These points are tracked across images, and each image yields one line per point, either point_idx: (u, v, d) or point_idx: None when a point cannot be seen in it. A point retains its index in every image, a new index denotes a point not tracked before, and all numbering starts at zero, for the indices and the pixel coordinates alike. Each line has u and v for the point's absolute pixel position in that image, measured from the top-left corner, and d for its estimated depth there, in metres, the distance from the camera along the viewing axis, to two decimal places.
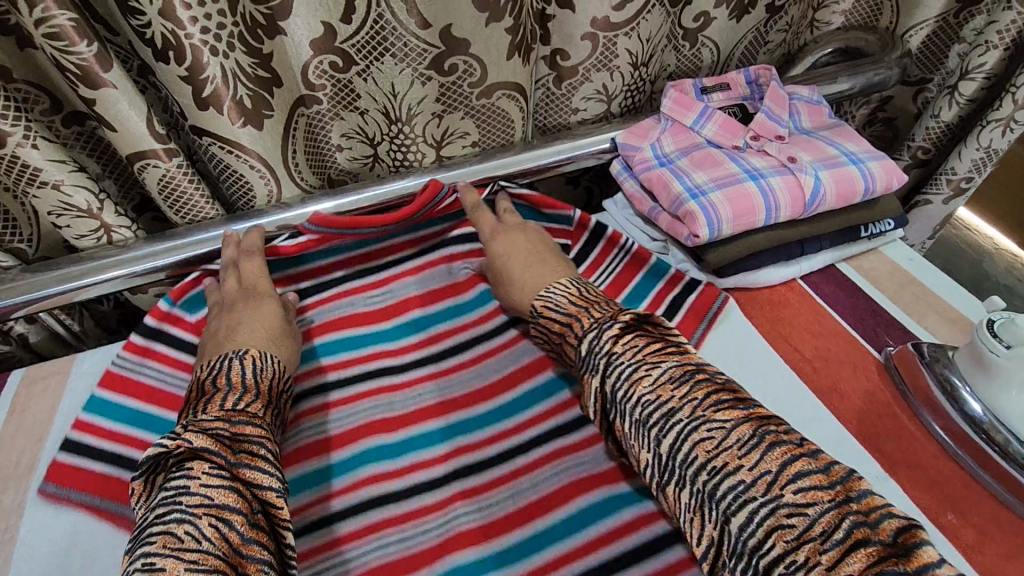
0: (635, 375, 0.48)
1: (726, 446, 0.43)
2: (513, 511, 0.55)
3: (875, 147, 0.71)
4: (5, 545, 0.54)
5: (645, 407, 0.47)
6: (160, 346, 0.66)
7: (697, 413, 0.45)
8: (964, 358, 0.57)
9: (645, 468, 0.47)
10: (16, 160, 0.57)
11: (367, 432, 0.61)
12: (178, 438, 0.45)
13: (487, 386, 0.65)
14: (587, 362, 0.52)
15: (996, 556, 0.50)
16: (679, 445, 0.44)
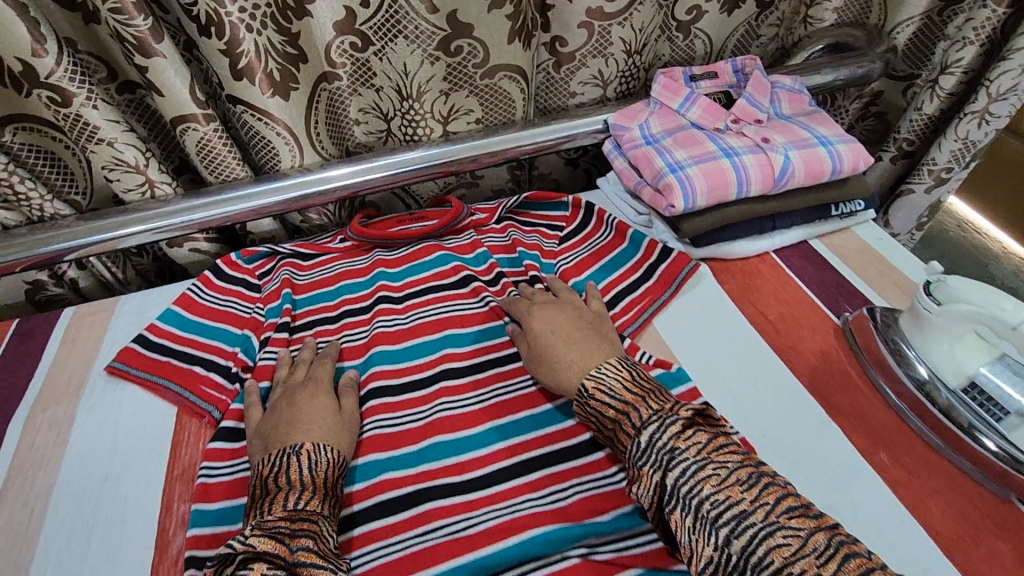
0: (701, 473, 0.46)
1: (803, 554, 0.40)
2: (494, 443, 0.62)
3: (845, 131, 0.76)
4: (58, 444, 0.64)
5: (714, 505, 0.44)
6: (196, 300, 0.78)
7: (770, 517, 0.43)
8: (908, 321, 0.63)
9: (703, 568, 0.43)
10: (80, 118, 0.66)
11: (371, 373, 0.69)
12: (247, 542, 0.46)
13: (476, 346, 0.71)
14: (650, 457, 0.49)
15: (920, 489, 0.55)
16: (753, 548, 0.41)
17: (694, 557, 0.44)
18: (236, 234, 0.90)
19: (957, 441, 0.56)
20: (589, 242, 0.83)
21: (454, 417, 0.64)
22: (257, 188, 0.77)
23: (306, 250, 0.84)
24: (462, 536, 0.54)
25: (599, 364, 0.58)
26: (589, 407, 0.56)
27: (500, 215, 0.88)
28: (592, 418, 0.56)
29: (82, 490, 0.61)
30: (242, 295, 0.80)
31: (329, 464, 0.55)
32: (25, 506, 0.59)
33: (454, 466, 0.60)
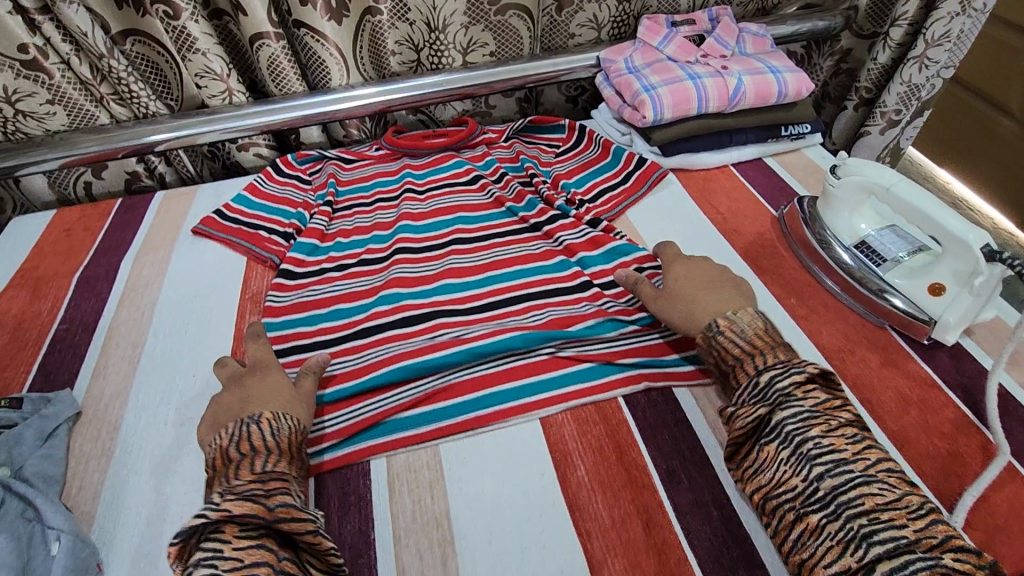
0: (812, 420, 0.51)
1: (894, 506, 0.45)
2: (492, 285, 0.78)
3: (793, 64, 0.93)
4: (159, 276, 0.84)
5: (815, 447, 0.49)
6: (259, 186, 0.95)
7: (869, 471, 0.47)
8: (824, 206, 0.78)
9: (782, 493, 0.50)
10: (184, 30, 0.87)
11: (399, 239, 0.85)
12: (218, 508, 0.47)
13: (480, 225, 0.88)
14: (764, 394, 0.54)
15: (818, 320, 0.71)
16: (845, 489, 0.46)
17: (778, 483, 0.50)
18: (289, 145, 1.09)
19: (863, 298, 0.70)
20: (580, 156, 0.99)
21: (462, 269, 0.80)
22: (314, 99, 0.96)
23: (347, 156, 1.03)
24: (458, 338, 0.70)
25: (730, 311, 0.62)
26: (719, 339, 0.60)
27: (507, 135, 1.06)
28: (716, 350, 0.60)
29: (177, 305, 0.80)
30: (295, 187, 0.97)
31: (286, 432, 0.55)
32: (137, 311, 0.79)
33: (457, 299, 0.76)
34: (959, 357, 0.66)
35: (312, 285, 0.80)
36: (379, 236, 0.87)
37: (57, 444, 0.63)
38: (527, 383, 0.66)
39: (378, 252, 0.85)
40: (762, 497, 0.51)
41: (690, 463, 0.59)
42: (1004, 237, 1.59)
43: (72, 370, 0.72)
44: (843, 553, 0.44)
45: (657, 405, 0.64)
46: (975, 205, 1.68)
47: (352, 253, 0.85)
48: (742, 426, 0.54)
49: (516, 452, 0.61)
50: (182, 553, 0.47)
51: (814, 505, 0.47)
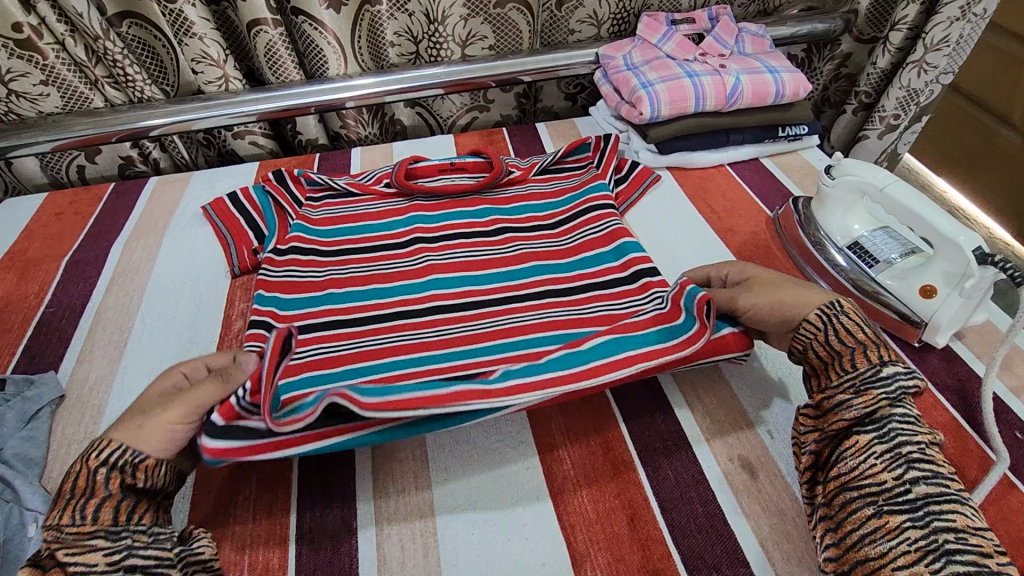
0: (922, 429, 0.50)
1: (981, 532, 0.44)
2: (513, 279, 0.74)
3: (792, 64, 0.93)
4: (149, 261, 0.83)
5: (919, 456, 0.48)
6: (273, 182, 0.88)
7: (960, 493, 0.47)
8: (820, 206, 0.77)
9: (862, 483, 0.48)
10: (181, 14, 0.86)
11: (413, 228, 0.82)
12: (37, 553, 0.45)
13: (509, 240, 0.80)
14: (885, 385, 0.51)
15: None
16: (937, 501, 0.45)
17: (860, 474, 0.48)
18: (285, 135, 1.09)
19: (856, 299, 0.71)
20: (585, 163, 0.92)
21: (476, 261, 0.77)
22: (311, 86, 0.95)
23: (354, 188, 0.88)
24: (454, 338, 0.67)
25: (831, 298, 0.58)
26: (838, 322, 0.55)
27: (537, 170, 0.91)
28: (829, 333, 0.55)
29: (166, 290, 0.79)
30: (285, 203, 0.85)
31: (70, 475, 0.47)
32: (126, 295, 0.78)
33: (470, 290, 0.73)
34: (949, 359, 0.66)
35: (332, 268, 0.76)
36: (386, 223, 0.83)
37: (39, 426, 0.62)
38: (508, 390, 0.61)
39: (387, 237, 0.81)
40: (837, 482, 0.49)
41: (677, 459, 0.59)
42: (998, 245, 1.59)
43: (58, 353, 0.71)
44: (918, 561, 0.43)
45: (645, 402, 0.64)
46: (972, 213, 1.68)
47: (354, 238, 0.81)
48: (847, 415, 0.51)
49: (502, 442, 0.61)
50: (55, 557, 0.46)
51: (901, 505, 0.45)
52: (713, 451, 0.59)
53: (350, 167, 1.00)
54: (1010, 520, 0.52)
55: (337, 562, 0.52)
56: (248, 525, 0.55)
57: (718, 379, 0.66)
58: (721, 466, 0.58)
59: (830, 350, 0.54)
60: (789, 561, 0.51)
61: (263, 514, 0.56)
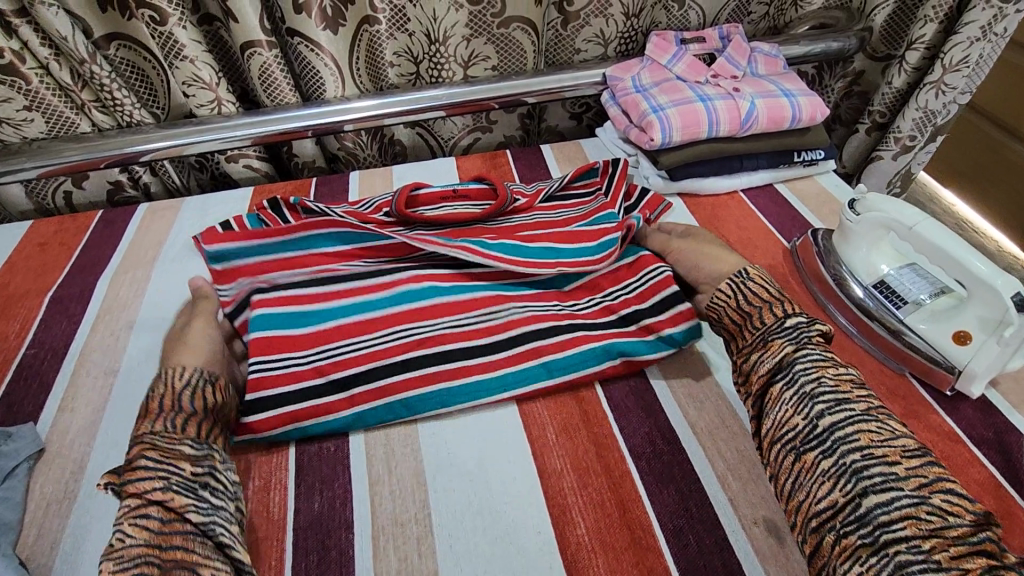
0: (824, 361, 0.52)
1: (889, 443, 0.46)
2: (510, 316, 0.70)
3: (807, 87, 0.90)
4: (137, 296, 0.79)
5: (822, 386, 0.50)
6: (269, 210, 0.85)
7: (869, 411, 0.48)
8: (842, 241, 0.73)
9: (784, 433, 0.49)
10: (171, 36, 0.82)
11: (412, 255, 0.77)
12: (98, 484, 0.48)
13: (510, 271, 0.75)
14: (789, 334, 0.55)
15: None
16: (844, 424, 0.47)
17: (781, 424, 0.50)
18: (281, 158, 1.05)
19: (879, 339, 0.67)
20: (594, 190, 0.88)
21: (483, 297, 0.72)
22: (307, 109, 0.91)
23: (353, 219, 0.84)
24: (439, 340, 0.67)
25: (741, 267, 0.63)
26: (745, 286, 0.60)
27: (544, 197, 0.87)
28: (738, 297, 0.60)
29: (153, 329, 0.75)
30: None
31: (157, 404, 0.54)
32: (111, 335, 0.74)
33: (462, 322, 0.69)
34: (985, 409, 0.62)
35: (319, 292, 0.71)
36: (389, 248, 0.78)
37: (15, 486, 0.59)
38: (461, 390, 0.64)
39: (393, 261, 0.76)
40: (767, 437, 0.51)
41: (698, 522, 0.55)
42: (1009, 261, 1.56)
43: (38, 402, 0.67)
44: (835, 489, 0.44)
45: (662, 456, 0.60)
46: (982, 228, 1.64)
47: (347, 252, 0.75)
48: (762, 371, 0.54)
49: (511, 504, 0.57)
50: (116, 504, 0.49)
51: (812, 442, 0.47)
52: (737, 514, 0.56)
53: (348, 192, 0.96)
54: None
55: None
56: None
57: (739, 431, 0.62)
58: (746, 531, 0.54)
59: (742, 311, 0.59)
60: None
61: None
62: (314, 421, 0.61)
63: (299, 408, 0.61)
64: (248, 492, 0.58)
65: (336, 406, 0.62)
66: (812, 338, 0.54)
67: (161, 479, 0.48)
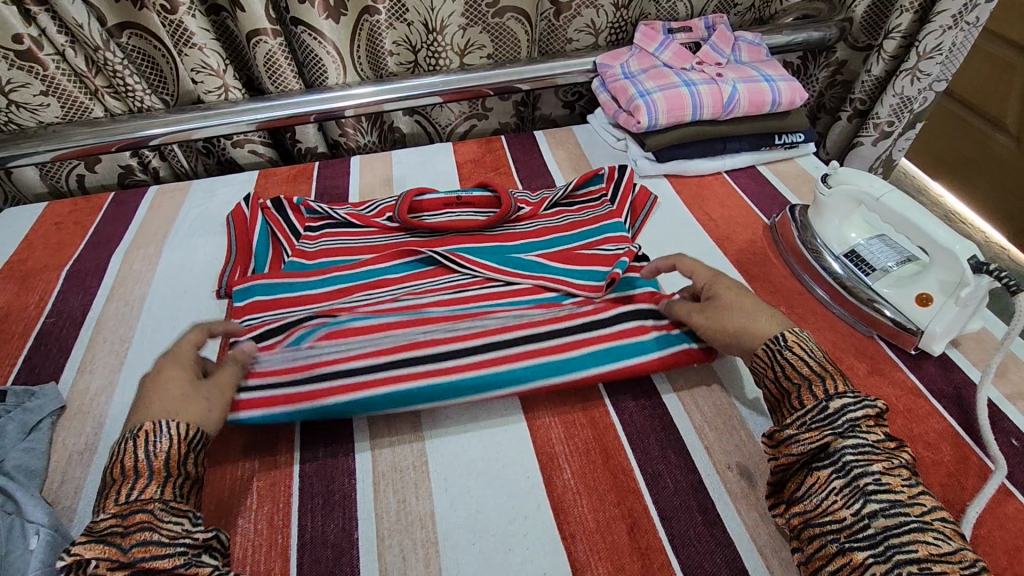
0: (878, 456, 0.49)
1: (948, 558, 0.43)
2: (507, 327, 0.68)
3: (788, 73, 0.94)
4: (150, 269, 0.84)
5: (877, 484, 0.47)
6: (272, 209, 0.87)
7: (925, 517, 0.45)
8: (817, 215, 0.77)
9: (823, 519, 0.48)
10: (181, 24, 0.86)
11: (408, 275, 0.77)
12: (75, 550, 0.44)
13: (506, 288, 0.75)
14: (832, 421, 0.51)
15: (806, 329, 0.71)
16: (898, 532, 0.44)
17: (822, 511, 0.48)
18: (285, 143, 1.10)
19: (849, 304, 0.71)
20: (599, 196, 0.88)
21: (479, 313, 0.70)
22: (310, 96, 0.95)
23: (356, 221, 0.86)
24: (428, 339, 0.67)
25: (777, 332, 0.58)
26: (781, 356, 0.57)
27: (547, 205, 0.88)
28: (776, 369, 0.57)
29: (166, 299, 0.79)
30: (282, 238, 0.83)
31: (121, 454, 0.51)
32: (126, 305, 0.79)
33: (456, 332, 0.68)
34: (945, 366, 0.66)
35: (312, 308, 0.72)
36: (387, 267, 0.79)
37: (41, 438, 0.63)
38: (443, 385, 0.62)
39: (391, 282, 0.76)
40: (802, 518, 0.49)
41: (675, 467, 0.59)
42: (993, 248, 1.60)
43: (58, 364, 0.71)
44: None
45: (644, 410, 0.65)
46: (968, 217, 1.69)
47: (341, 288, 0.75)
48: (797, 451, 0.51)
49: (503, 453, 0.61)
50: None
51: (861, 542, 0.45)
52: (711, 460, 0.60)
53: (350, 175, 1.01)
54: (1007, 527, 0.53)
55: (337, 572, 0.53)
56: (249, 535, 0.55)
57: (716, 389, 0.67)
58: (719, 474, 0.59)
59: (779, 388, 0.56)
60: (788, 569, 0.52)
61: (264, 526, 0.56)
62: (289, 408, 0.60)
63: (278, 392, 0.61)
64: (257, 442, 0.63)
65: (317, 392, 0.61)
66: (858, 425, 0.51)
67: (178, 553, 0.46)
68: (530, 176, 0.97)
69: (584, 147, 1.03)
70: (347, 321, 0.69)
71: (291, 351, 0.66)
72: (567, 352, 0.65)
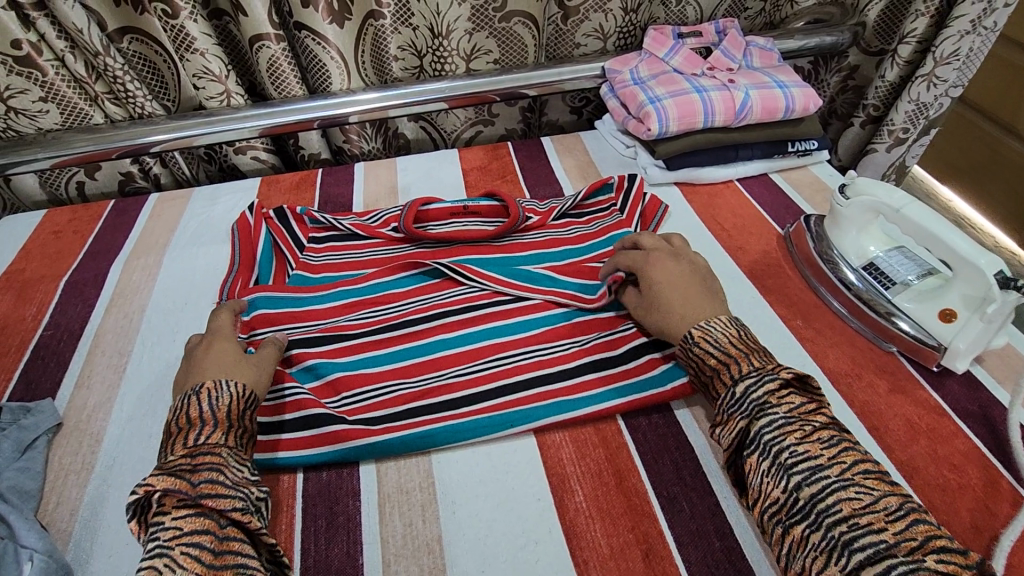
0: (789, 426, 0.50)
1: (872, 509, 0.45)
2: (516, 358, 0.67)
3: (801, 79, 0.92)
4: (149, 280, 0.82)
5: (793, 456, 0.49)
6: (274, 220, 0.85)
7: (845, 474, 0.47)
8: (832, 226, 0.76)
9: (768, 506, 0.49)
10: (182, 29, 0.84)
11: (414, 291, 0.76)
12: (146, 484, 0.47)
13: (515, 309, 0.73)
14: (741, 405, 0.53)
15: (824, 345, 0.69)
16: (823, 496, 0.46)
17: (764, 496, 0.49)
18: (287, 150, 1.08)
19: (868, 318, 0.69)
20: (608, 206, 0.87)
21: (487, 341, 0.69)
22: (314, 102, 0.94)
23: (360, 232, 0.85)
24: (447, 383, 0.65)
25: (687, 329, 0.61)
26: (692, 353, 0.59)
27: (556, 214, 0.86)
28: (692, 365, 0.60)
29: (166, 311, 0.77)
30: (286, 250, 0.82)
31: (182, 408, 0.55)
32: (125, 317, 0.77)
33: (466, 365, 0.67)
34: (969, 384, 0.64)
35: (325, 333, 0.70)
36: (388, 283, 0.77)
37: (35, 457, 0.61)
38: (459, 428, 0.61)
39: (394, 298, 0.75)
40: (755, 509, 0.50)
41: (691, 489, 0.58)
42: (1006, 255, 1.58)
43: (55, 378, 0.69)
44: (828, 563, 0.44)
45: (658, 429, 0.63)
46: (980, 224, 1.66)
47: (347, 305, 0.74)
48: (730, 444, 0.54)
49: (513, 474, 0.59)
50: (145, 528, 0.48)
51: (797, 516, 0.47)
52: (728, 481, 0.58)
53: (354, 182, 0.99)
54: None
55: None
56: None
57: None
58: (737, 496, 0.57)
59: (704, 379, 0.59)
60: None
61: None
62: (336, 448, 0.60)
63: (326, 431, 0.60)
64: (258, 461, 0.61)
65: (352, 436, 0.60)
66: (767, 402, 0.52)
67: (237, 497, 0.49)
68: (537, 184, 0.95)
69: (592, 154, 1.02)
70: (363, 359, 0.68)
71: (321, 392, 0.65)
72: (579, 391, 0.64)
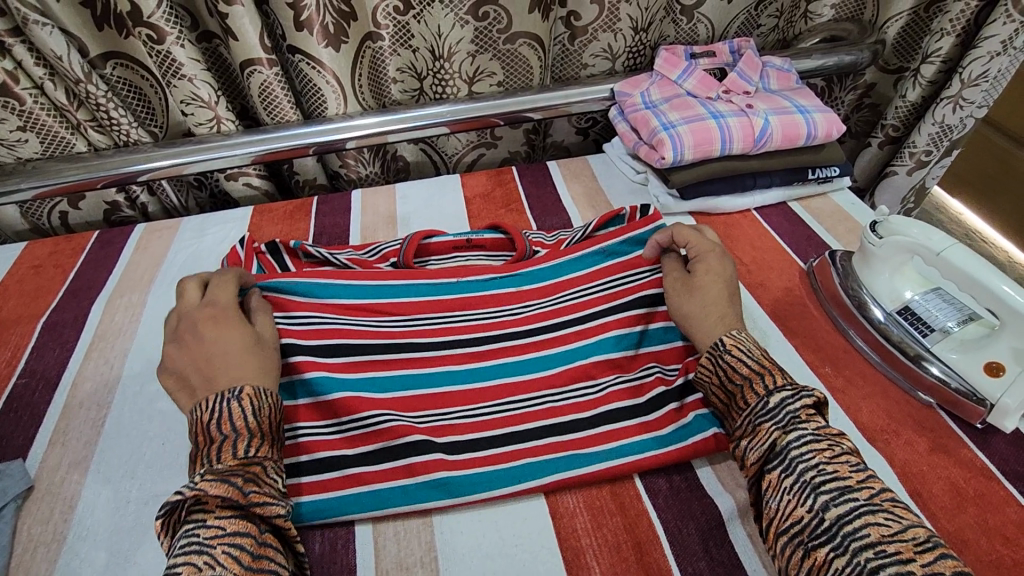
0: (818, 445, 0.48)
1: (900, 537, 0.41)
2: (529, 402, 0.62)
3: (823, 103, 0.88)
4: (132, 322, 0.77)
5: (820, 474, 0.46)
6: (266, 253, 0.80)
7: (875, 499, 0.44)
8: (860, 263, 0.71)
9: (787, 526, 0.45)
10: (169, 55, 0.79)
11: (416, 305, 0.69)
12: (197, 485, 0.45)
13: (530, 342, 0.67)
14: (773, 415, 0.51)
15: (856, 396, 0.64)
16: (849, 519, 0.42)
17: (784, 515, 0.46)
18: (282, 175, 1.03)
19: (902, 365, 0.64)
20: None
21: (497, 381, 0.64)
22: (308, 128, 0.89)
23: (356, 267, 0.79)
24: (451, 426, 0.60)
25: (718, 338, 0.58)
26: (723, 361, 0.56)
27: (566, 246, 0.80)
28: (719, 374, 0.56)
29: (149, 356, 0.72)
30: None
31: (218, 412, 0.50)
32: (105, 363, 0.72)
33: (472, 407, 0.62)
34: (1016, 443, 0.59)
35: (329, 340, 0.63)
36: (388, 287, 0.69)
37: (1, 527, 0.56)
38: (462, 480, 0.57)
39: (406, 308, 0.68)
40: (771, 531, 0.47)
41: (718, 564, 0.52)
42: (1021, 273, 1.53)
43: (28, 435, 0.64)
44: None
45: (679, 493, 0.58)
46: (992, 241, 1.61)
47: (352, 305, 0.67)
48: (754, 458, 0.50)
49: (523, 547, 0.54)
50: (170, 529, 0.46)
51: (821, 538, 0.43)
52: (759, 555, 0.53)
53: (350, 210, 0.94)
54: None
55: None
56: None
57: None
58: (769, 574, 0.51)
59: (726, 391, 0.56)
60: None
61: None
62: (361, 491, 0.56)
63: (351, 474, 0.57)
64: None
65: (363, 479, 0.56)
66: (799, 417, 0.50)
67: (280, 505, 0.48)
68: (543, 214, 0.91)
69: (601, 180, 0.97)
70: (369, 379, 0.62)
71: (322, 415, 0.59)
72: (594, 444, 0.59)
